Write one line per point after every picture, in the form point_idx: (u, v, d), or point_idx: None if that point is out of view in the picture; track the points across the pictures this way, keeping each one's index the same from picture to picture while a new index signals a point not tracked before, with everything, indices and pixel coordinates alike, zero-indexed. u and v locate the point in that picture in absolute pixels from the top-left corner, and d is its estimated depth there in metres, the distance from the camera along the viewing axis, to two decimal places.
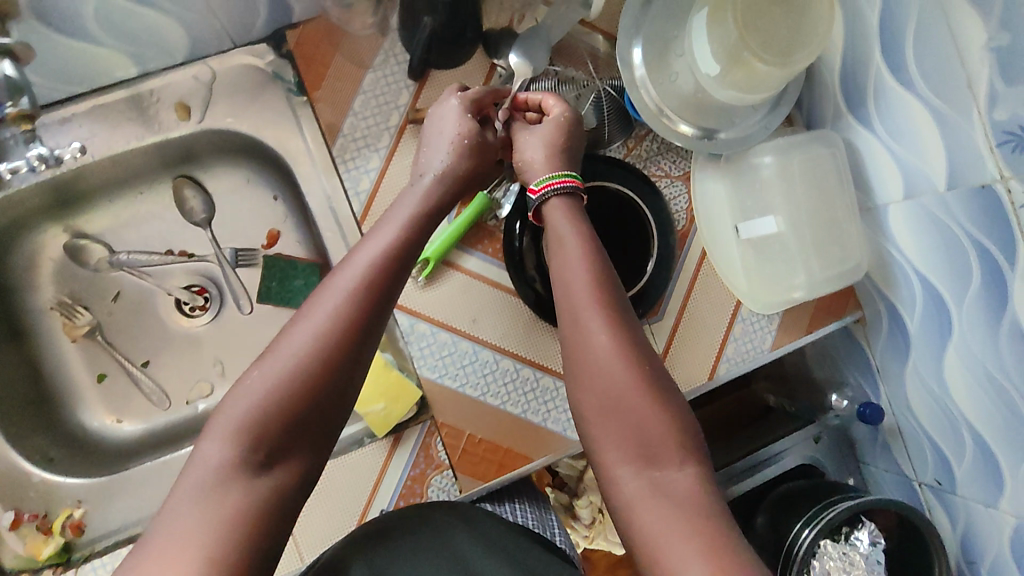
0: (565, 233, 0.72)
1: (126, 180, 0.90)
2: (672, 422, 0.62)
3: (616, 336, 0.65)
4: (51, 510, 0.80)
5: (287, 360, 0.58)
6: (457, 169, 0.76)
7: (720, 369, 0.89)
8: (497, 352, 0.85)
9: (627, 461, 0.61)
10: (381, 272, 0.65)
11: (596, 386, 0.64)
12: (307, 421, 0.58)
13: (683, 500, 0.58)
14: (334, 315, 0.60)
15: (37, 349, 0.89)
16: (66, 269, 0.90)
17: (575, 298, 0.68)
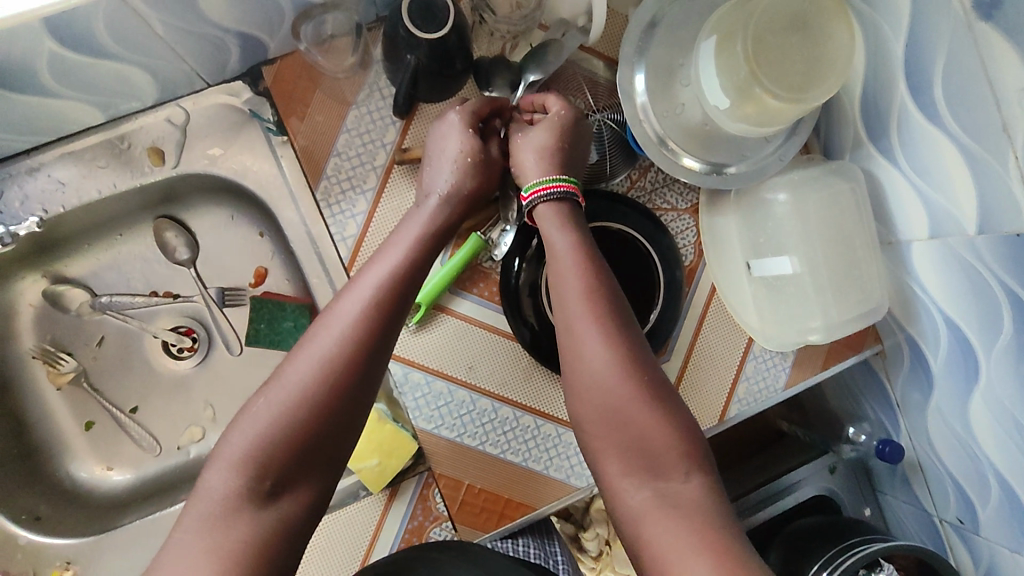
0: (561, 245, 0.68)
1: (105, 223, 0.86)
2: (682, 439, 0.60)
3: (622, 353, 0.63)
4: (39, 570, 0.76)
5: (291, 385, 0.56)
6: (458, 186, 0.71)
7: (731, 410, 0.85)
8: (495, 401, 0.80)
9: (636, 478, 0.59)
10: (387, 290, 0.62)
11: (601, 404, 0.61)
12: (313, 447, 0.56)
13: (689, 509, 0.56)
14: (340, 340, 0.58)
15: (20, 401, 0.85)
16: (48, 315, 0.86)
17: (573, 311, 0.65)
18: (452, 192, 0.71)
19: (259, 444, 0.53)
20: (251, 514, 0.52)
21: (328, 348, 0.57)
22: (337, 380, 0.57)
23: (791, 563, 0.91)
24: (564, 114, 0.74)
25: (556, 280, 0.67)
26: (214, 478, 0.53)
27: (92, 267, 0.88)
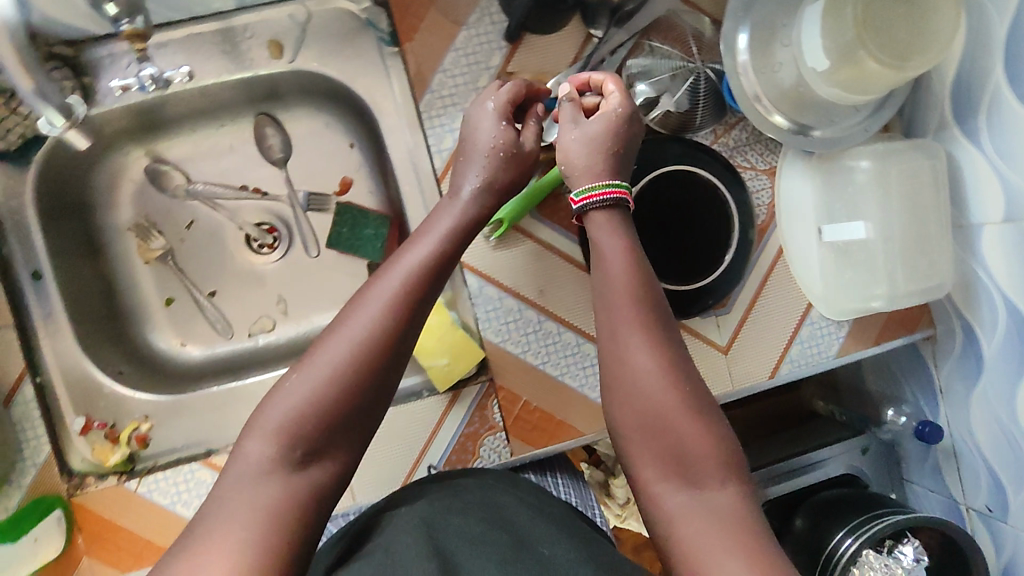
0: (605, 245, 0.67)
1: (209, 111, 0.91)
2: (720, 447, 0.58)
3: (661, 357, 0.61)
4: (119, 420, 0.79)
5: (328, 364, 0.55)
6: (497, 178, 0.71)
7: (782, 369, 0.88)
8: (560, 325, 0.83)
9: (671, 485, 0.57)
10: (425, 276, 0.62)
11: (637, 411, 0.60)
12: (345, 422, 0.55)
13: (729, 515, 0.54)
14: (376, 323, 0.58)
15: (111, 268, 0.89)
16: (145, 191, 0.91)
17: (615, 312, 0.64)
18: (490, 184, 0.71)
19: (298, 416, 0.53)
20: (286, 479, 0.51)
21: (365, 327, 0.57)
22: (371, 360, 0.56)
23: (817, 527, 0.95)
24: (621, 108, 0.72)
25: (600, 283, 0.66)
26: (250, 446, 0.52)
27: (192, 154, 0.92)
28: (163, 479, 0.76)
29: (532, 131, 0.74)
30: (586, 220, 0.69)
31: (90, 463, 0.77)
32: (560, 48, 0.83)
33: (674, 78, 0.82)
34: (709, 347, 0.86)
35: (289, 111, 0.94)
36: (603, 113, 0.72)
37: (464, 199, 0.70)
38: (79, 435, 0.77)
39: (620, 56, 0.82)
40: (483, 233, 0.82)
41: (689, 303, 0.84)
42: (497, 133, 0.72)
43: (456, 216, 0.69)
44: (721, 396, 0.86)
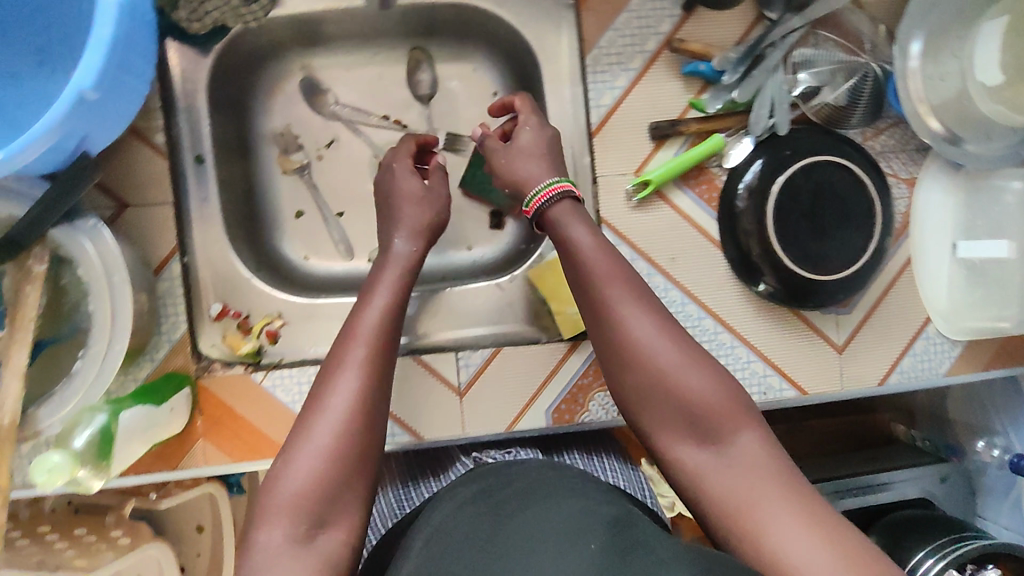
0: (575, 241, 0.67)
1: (368, 36, 0.93)
2: (728, 400, 0.58)
3: (654, 322, 0.62)
4: (253, 312, 0.82)
5: (319, 448, 0.56)
6: (414, 219, 0.76)
7: (892, 378, 0.88)
8: (685, 295, 0.85)
9: (692, 451, 0.58)
10: (387, 325, 0.65)
11: (643, 388, 0.60)
12: (350, 478, 0.57)
13: (752, 462, 0.55)
14: (355, 390, 0.59)
15: (255, 171, 0.92)
16: (296, 104, 0.94)
17: (600, 298, 0.64)
18: (415, 234, 0.76)
19: (301, 491, 0.55)
20: (305, 556, 0.53)
21: (347, 400, 0.58)
22: (357, 419, 0.58)
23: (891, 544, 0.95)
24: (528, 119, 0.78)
25: (580, 278, 0.66)
26: (267, 533, 0.53)
27: (345, 77, 0.95)
28: (288, 376, 0.78)
29: (436, 177, 0.82)
30: (547, 218, 0.70)
31: (219, 350, 0.80)
32: (729, 26, 0.83)
33: (834, 74, 0.82)
34: (823, 342, 0.87)
35: (444, 50, 0.95)
36: (521, 130, 0.77)
37: (399, 249, 0.73)
38: (214, 321, 0.80)
39: (791, 40, 0.81)
40: (627, 193, 0.83)
41: (811, 297, 0.82)
42: (415, 190, 0.78)
43: (398, 271, 0.72)
44: (827, 393, 0.87)
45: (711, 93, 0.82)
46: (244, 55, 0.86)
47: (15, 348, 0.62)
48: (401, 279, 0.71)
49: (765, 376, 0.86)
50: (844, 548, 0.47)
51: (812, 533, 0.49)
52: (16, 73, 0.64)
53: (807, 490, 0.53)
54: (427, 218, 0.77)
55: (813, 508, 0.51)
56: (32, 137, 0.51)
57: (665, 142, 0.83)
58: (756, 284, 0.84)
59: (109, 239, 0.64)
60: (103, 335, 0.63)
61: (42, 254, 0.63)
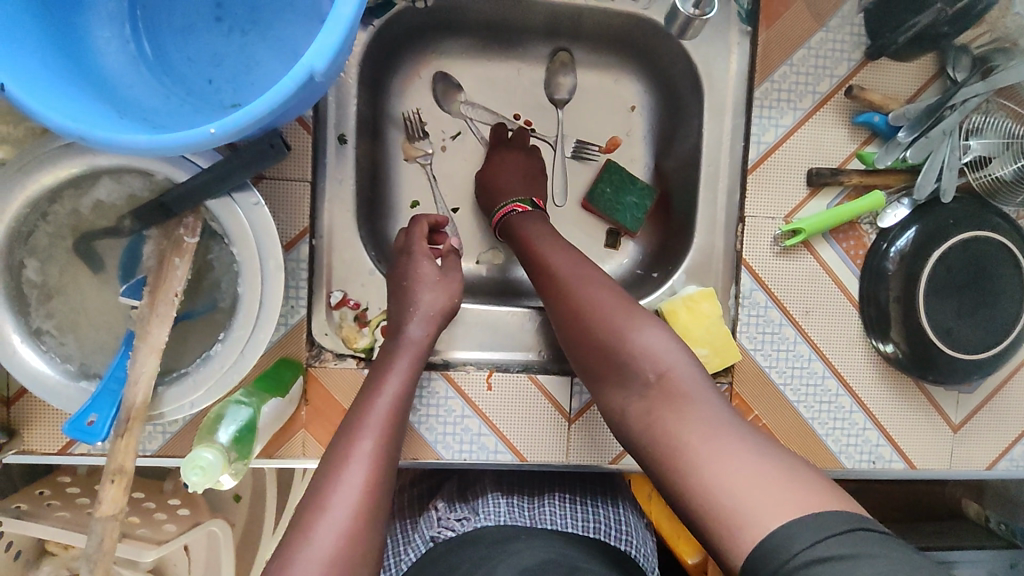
0: (535, 233, 0.77)
1: (516, 30, 0.88)
2: (669, 345, 0.63)
3: (601, 285, 0.69)
4: (371, 305, 0.78)
5: (319, 553, 0.54)
6: (431, 304, 0.72)
7: (1000, 465, 0.86)
8: (813, 352, 0.81)
9: (635, 400, 0.62)
10: (397, 416, 0.64)
11: (593, 344, 0.66)
12: (351, 572, 0.55)
13: (694, 401, 0.59)
14: (361, 484, 0.58)
15: (380, 154, 0.87)
16: (432, 89, 0.88)
17: (553, 277, 0.71)
18: (432, 320, 0.72)
19: None
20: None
21: (354, 495, 0.57)
22: (361, 515, 0.57)
23: None
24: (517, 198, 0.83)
25: (541, 261, 0.73)
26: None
27: (484, 67, 0.89)
28: None
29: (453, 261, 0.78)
30: (514, 220, 0.80)
31: (333, 340, 0.76)
32: (906, 81, 0.80)
33: (1008, 148, 0.76)
34: (941, 419, 0.84)
35: (590, 55, 0.90)
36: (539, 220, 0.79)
37: (415, 335, 0.70)
38: (332, 309, 0.76)
39: (974, 104, 0.74)
40: (774, 238, 0.80)
41: (932, 371, 0.79)
42: (435, 276, 0.74)
43: (410, 361, 0.68)
44: (937, 471, 0.84)
45: (882, 148, 0.79)
46: (394, 33, 0.81)
47: (154, 322, 0.57)
48: (415, 368, 0.68)
49: (877, 446, 0.83)
50: (777, 478, 0.51)
51: (740, 448, 0.54)
52: (191, 28, 0.61)
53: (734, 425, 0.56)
54: (446, 307, 0.73)
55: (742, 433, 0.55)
56: (234, 121, 0.46)
57: (821, 190, 0.79)
58: (884, 343, 0.81)
59: (267, 218, 0.59)
60: (246, 322, 0.59)
61: (195, 225, 0.59)
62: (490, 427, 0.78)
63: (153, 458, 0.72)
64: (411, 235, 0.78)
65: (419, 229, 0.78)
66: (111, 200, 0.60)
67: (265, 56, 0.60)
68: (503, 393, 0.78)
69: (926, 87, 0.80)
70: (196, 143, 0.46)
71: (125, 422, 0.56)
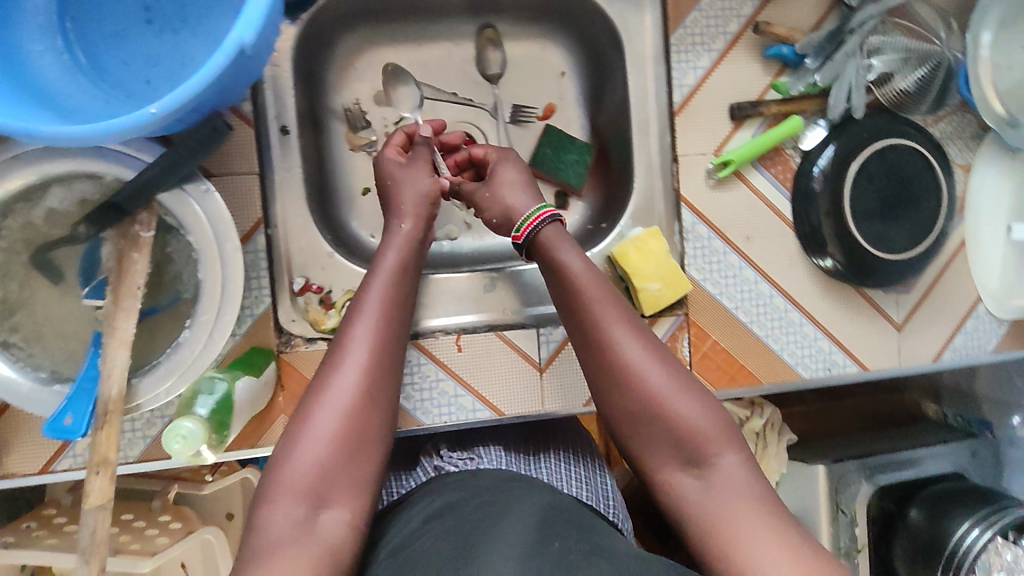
0: (564, 257, 0.68)
1: (438, 12, 0.91)
2: (718, 426, 0.59)
3: (644, 347, 0.62)
4: (335, 287, 0.80)
5: (322, 432, 0.58)
6: (412, 198, 0.74)
7: (945, 355, 0.92)
8: (758, 274, 0.87)
9: (680, 477, 0.59)
10: (393, 302, 0.66)
11: (633, 407, 0.61)
12: (360, 445, 0.59)
13: (741, 494, 0.56)
14: (361, 365, 0.61)
15: (324, 145, 0.89)
16: (367, 76, 0.91)
17: (599, 324, 0.64)
18: (414, 215, 0.73)
19: (304, 474, 0.56)
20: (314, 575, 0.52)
21: (354, 378, 0.60)
22: (363, 396, 0.60)
23: (934, 520, 0.97)
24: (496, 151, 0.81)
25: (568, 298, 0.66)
26: (274, 512, 0.54)
27: (414, 50, 0.92)
28: None
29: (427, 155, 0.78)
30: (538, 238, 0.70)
31: (302, 325, 0.78)
32: (807, 12, 0.86)
33: (906, 61, 0.84)
34: (884, 320, 0.90)
35: (514, 27, 0.94)
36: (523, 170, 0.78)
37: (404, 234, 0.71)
38: (296, 295, 0.78)
39: (869, 27, 0.82)
40: (707, 171, 0.85)
41: (871, 275, 0.85)
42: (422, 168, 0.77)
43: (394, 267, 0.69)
44: (888, 369, 0.90)
45: (793, 76, 0.84)
46: (323, 25, 0.83)
47: (120, 317, 0.59)
48: (406, 256, 0.71)
49: (830, 353, 0.89)
50: None
51: (780, 542, 0.52)
52: (121, 32, 0.62)
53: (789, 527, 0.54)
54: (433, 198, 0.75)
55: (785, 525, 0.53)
56: (175, 98, 0.48)
57: (745, 122, 0.84)
58: (823, 258, 0.86)
59: (220, 206, 0.61)
60: (210, 306, 0.62)
61: (150, 220, 0.60)
62: (466, 387, 0.81)
63: (135, 464, 0.73)
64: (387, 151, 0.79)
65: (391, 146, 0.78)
66: (64, 208, 0.61)
67: (200, 52, 0.62)
68: (473, 352, 0.82)
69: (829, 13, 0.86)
70: (144, 124, 0.48)
71: (103, 416, 0.58)
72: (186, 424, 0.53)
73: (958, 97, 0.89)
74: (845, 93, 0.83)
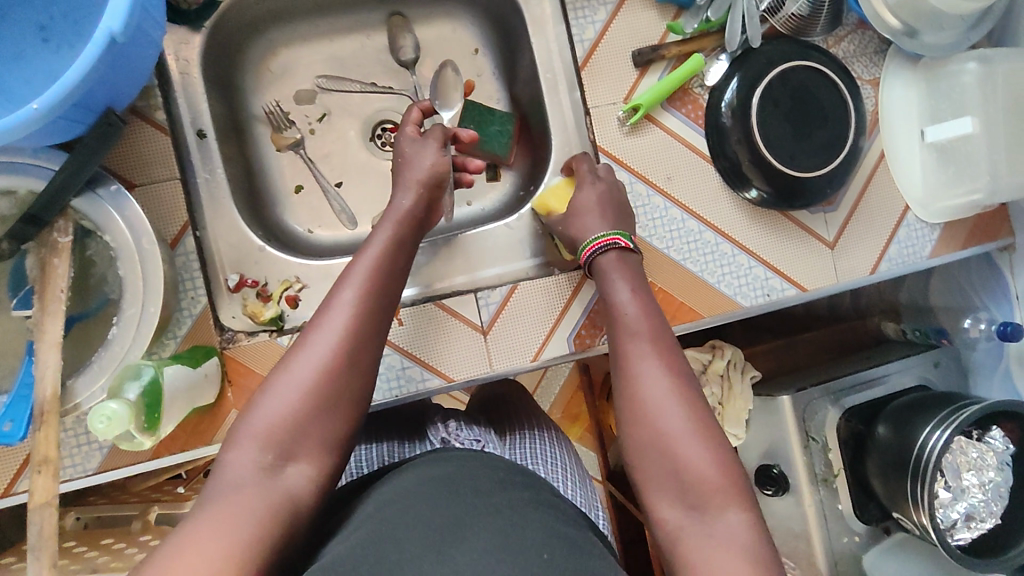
0: (623, 295, 0.68)
1: (345, 5, 0.92)
2: (730, 480, 0.55)
3: (672, 386, 0.60)
4: (270, 280, 0.83)
5: (299, 383, 0.57)
6: (416, 171, 0.73)
7: (882, 266, 0.94)
8: (684, 212, 0.89)
9: (677, 517, 0.55)
10: (384, 274, 0.65)
11: (645, 441, 0.59)
12: (331, 403, 0.58)
13: (733, 546, 0.52)
14: (344, 327, 0.60)
15: (250, 148, 0.91)
16: (283, 78, 0.93)
17: (637, 356, 0.63)
18: (416, 188, 0.72)
19: (274, 423, 0.56)
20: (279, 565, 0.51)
21: (336, 337, 0.59)
22: (342, 358, 0.59)
23: (898, 431, 0.98)
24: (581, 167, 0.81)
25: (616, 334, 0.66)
26: (236, 454, 0.54)
27: (326, 45, 0.94)
28: None
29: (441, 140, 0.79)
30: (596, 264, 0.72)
31: (242, 320, 0.81)
32: None
33: None
34: (816, 240, 0.92)
35: (421, 11, 0.95)
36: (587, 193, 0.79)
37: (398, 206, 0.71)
38: (233, 292, 0.81)
39: None
40: (619, 118, 0.87)
41: (798, 197, 0.88)
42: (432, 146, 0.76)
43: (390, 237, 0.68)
44: (825, 287, 0.92)
45: (687, 16, 0.87)
46: (228, 31, 0.85)
47: (48, 321, 0.61)
48: (400, 228, 0.70)
49: (767, 279, 0.91)
50: None
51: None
52: (20, 53, 0.64)
53: None
54: (438, 175, 0.74)
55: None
56: (53, 93, 0.51)
57: (649, 68, 0.87)
58: (748, 191, 0.89)
59: (131, 204, 0.65)
60: (134, 300, 0.64)
61: (67, 226, 0.63)
62: (412, 359, 0.84)
63: (96, 474, 0.75)
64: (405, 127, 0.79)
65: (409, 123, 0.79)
66: None
67: None
68: (415, 324, 0.84)
69: None
70: (27, 121, 0.52)
71: (40, 417, 0.61)
72: (111, 405, 0.57)
73: (854, 17, 0.92)
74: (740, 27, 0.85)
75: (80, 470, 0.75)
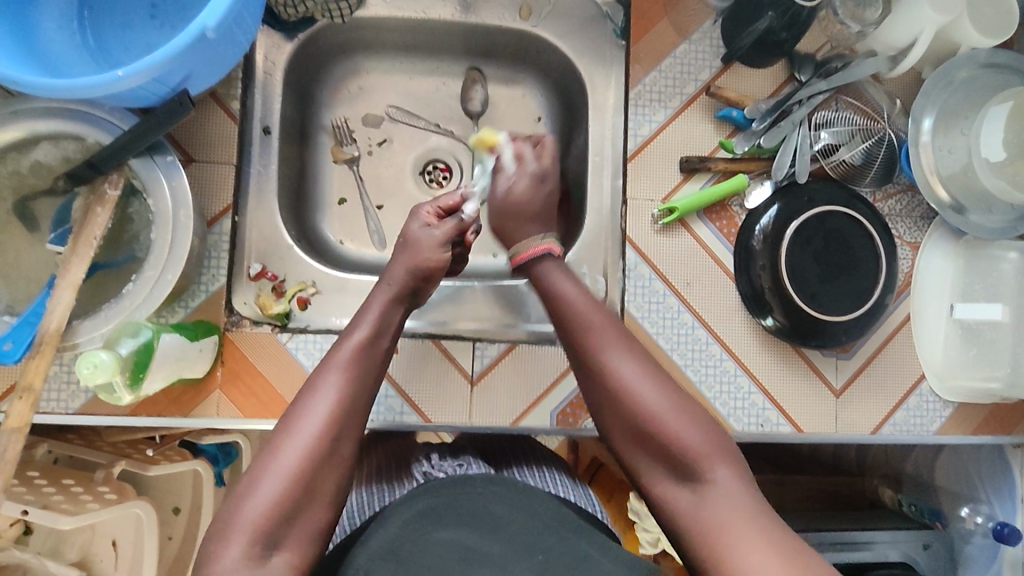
0: (593, 317, 0.66)
1: (431, 51, 0.99)
2: (711, 441, 0.60)
3: (640, 364, 0.63)
4: (288, 278, 0.86)
5: (280, 473, 0.55)
6: (420, 258, 0.71)
7: (884, 429, 0.91)
8: (696, 320, 0.89)
9: (676, 491, 0.59)
10: (367, 357, 0.63)
11: (630, 422, 0.62)
12: (312, 494, 0.55)
13: (728, 500, 0.57)
14: (326, 415, 0.58)
15: (310, 155, 0.97)
16: (357, 99, 1.00)
17: (600, 340, 0.64)
18: (406, 272, 0.70)
19: (258, 514, 0.53)
20: None
21: (319, 420, 0.57)
22: (324, 446, 0.57)
23: None
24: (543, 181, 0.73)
25: (570, 327, 0.66)
26: (224, 548, 0.52)
27: (404, 81, 1.01)
28: (301, 347, 0.81)
29: (454, 226, 0.73)
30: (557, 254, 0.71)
31: (251, 309, 0.84)
32: (761, 84, 0.92)
33: (852, 136, 0.89)
34: (822, 383, 0.90)
35: (498, 72, 1.01)
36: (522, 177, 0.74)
37: (398, 280, 0.70)
38: (251, 280, 0.85)
39: (814, 101, 0.88)
40: (653, 217, 0.89)
41: (814, 337, 0.87)
42: (437, 238, 0.72)
43: (383, 308, 0.68)
44: (823, 434, 0.90)
45: (740, 137, 0.90)
46: (320, 47, 0.93)
47: (74, 261, 0.65)
48: (388, 308, 0.68)
49: (762, 409, 0.89)
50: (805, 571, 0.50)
51: (763, 544, 0.53)
52: (128, 22, 0.73)
53: (777, 527, 0.54)
54: (432, 269, 0.71)
55: (781, 533, 0.54)
56: (139, 66, 0.58)
57: (694, 175, 0.90)
58: (765, 318, 0.88)
59: (180, 177, 0.69)
60: (156, 264, 0.68)
61: (118, 180, 0.68)
62: (396, 389, 0.85)
63: (75, 415, 0.76)
64: (414, 221, 0.73)
65: (416, 221, 0.73)
66: (48, 161, 0.69)
67: None
68: (408, 355, 0.86)
69: (785, 87, 0.92)
70: (109, 85, 0.58)
71: (39, 347, 0.64)
72: (100, 354, 0.61)
73: (905, 179, 0.93)
74: (789, 162, 0.89)
75: (62, 407, 0.76)
